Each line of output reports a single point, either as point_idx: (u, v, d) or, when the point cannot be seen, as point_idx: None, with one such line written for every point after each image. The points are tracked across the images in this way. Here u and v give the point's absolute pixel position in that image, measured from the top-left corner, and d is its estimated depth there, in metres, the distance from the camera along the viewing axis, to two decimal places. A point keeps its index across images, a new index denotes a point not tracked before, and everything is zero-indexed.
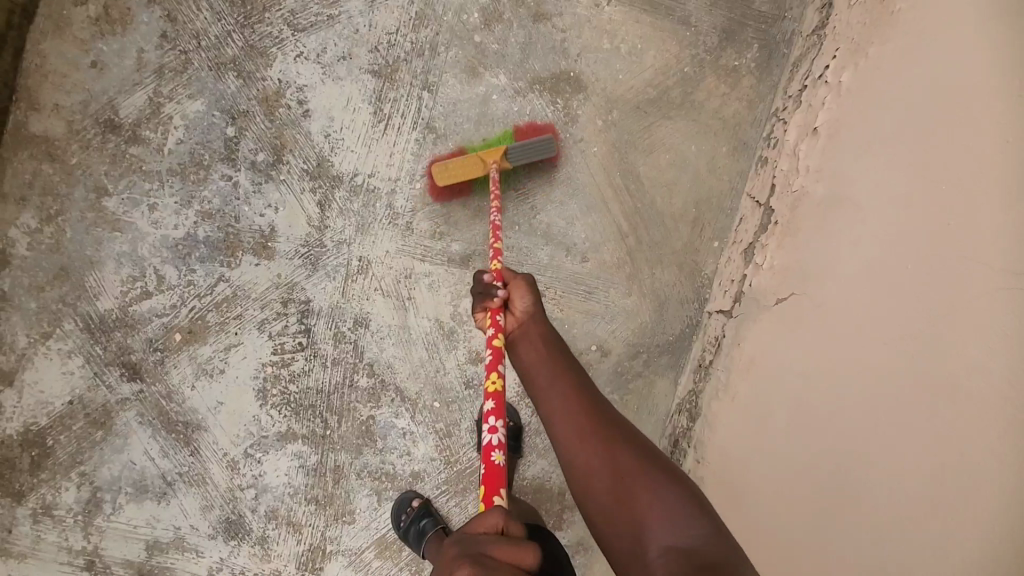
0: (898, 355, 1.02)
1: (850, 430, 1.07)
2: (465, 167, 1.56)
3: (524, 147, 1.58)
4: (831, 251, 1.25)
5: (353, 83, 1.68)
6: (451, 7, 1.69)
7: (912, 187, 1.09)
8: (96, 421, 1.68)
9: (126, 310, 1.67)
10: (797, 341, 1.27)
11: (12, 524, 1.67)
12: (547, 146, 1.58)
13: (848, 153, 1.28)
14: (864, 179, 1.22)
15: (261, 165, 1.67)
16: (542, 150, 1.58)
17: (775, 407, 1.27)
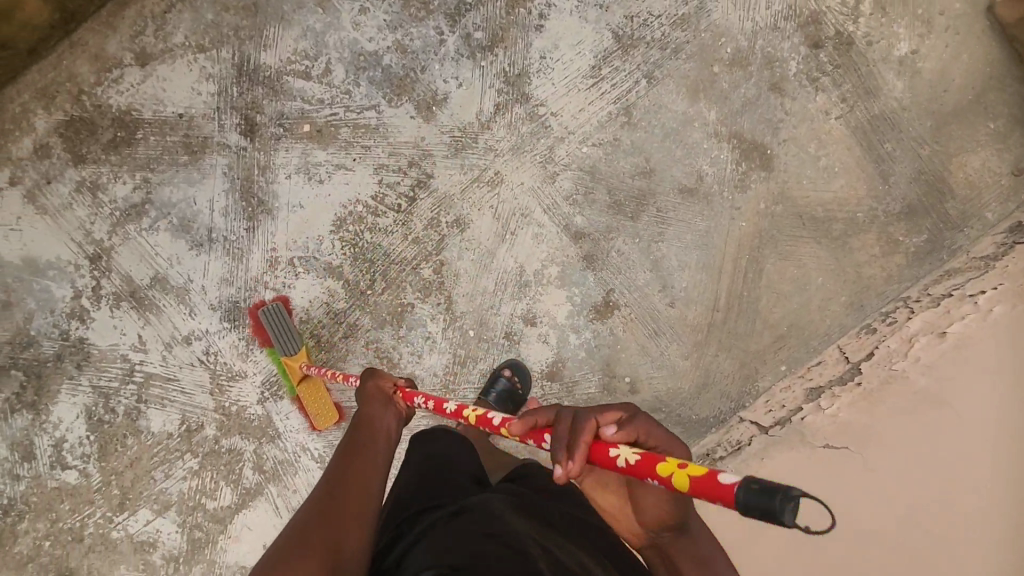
0: (903, 449, 1.30)
1: (850, 498, 1.29)
2: (310, 399, 1.72)
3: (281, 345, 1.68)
4: (901, 425, 1.34)
5: (594, 31, 1.70)
6: (713, 28, 1.71)
7: (969, 367, 1.34)
8: (189, 147, 1.68)
9: (280, 76, 1.68)
10: (829, 477, 1.35)
11: (52, 178, 1.68)
12: (276, 315, 1.67)
13: (967, 366, 1.34)
14: (966, 390, 1.30)
15: (474, 43, 1.69)
16: (281, 322, 1.67)
17: (779, 519, 1.35)
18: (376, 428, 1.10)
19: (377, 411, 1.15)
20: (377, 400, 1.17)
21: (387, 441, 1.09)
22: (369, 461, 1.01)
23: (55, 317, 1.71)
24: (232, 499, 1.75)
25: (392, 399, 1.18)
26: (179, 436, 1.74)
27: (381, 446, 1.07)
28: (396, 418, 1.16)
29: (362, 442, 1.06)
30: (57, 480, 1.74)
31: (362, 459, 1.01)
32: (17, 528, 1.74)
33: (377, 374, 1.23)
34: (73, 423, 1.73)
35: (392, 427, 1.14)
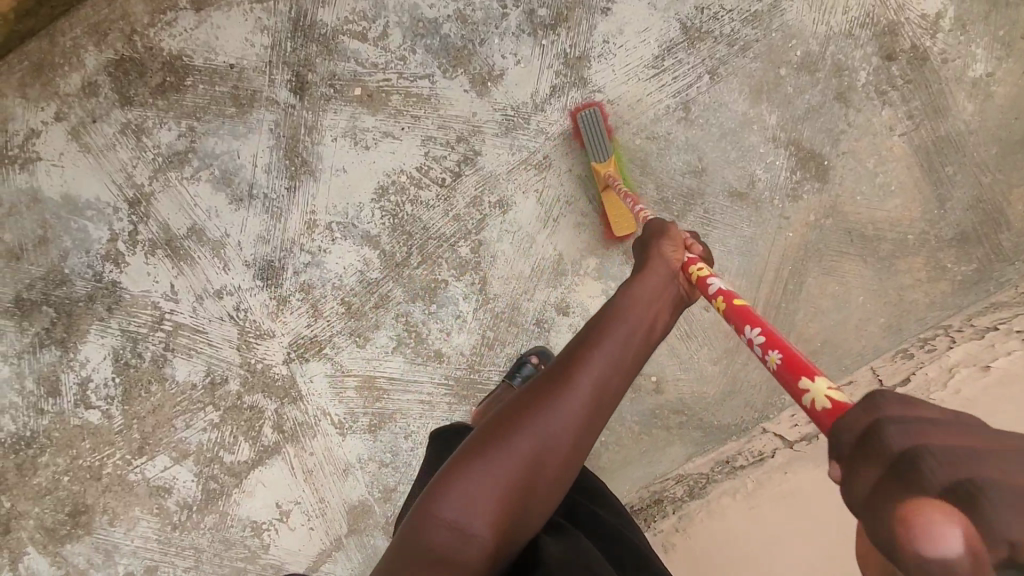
0: None
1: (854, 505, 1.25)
2: (614, 207, 1.64)
3: (591, 147, 1.63)
4: None
5: (661, 20, 1.65)
6: (785, 30, 1.65)
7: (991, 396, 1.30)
8: (238, 99, 1.65)
9: (336, 36, 1.64)
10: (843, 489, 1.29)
11: (98, 117, 1.67)
12: (593, 117, 1.62)
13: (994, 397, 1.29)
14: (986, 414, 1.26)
15: (536, 20, 1.64)
16: (595, 127, 1.63)
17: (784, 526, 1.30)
18: (634, 313, 0.93)
19: (648, 287, 0.99)
20: (654, 274, 1.02)
21: (641, 342, 0.92)
22: (608, 362, 0.87)
23: (90, 258, 1.71)
24: (249, 455, 1.77)
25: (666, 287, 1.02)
26: (203, 387, 1.75)
27: (638, 341, 0.91)
28: (665, 308, 0.99)
29: (615, 324, 0.92)
30: (80, 418, 1.76)
31: (601, 352, 0.88)
32: (38, 460, 1.77)
33: (665, 241, 1.10)
34: (100, 364, 1.75)
35: (655, 313, 0.96)
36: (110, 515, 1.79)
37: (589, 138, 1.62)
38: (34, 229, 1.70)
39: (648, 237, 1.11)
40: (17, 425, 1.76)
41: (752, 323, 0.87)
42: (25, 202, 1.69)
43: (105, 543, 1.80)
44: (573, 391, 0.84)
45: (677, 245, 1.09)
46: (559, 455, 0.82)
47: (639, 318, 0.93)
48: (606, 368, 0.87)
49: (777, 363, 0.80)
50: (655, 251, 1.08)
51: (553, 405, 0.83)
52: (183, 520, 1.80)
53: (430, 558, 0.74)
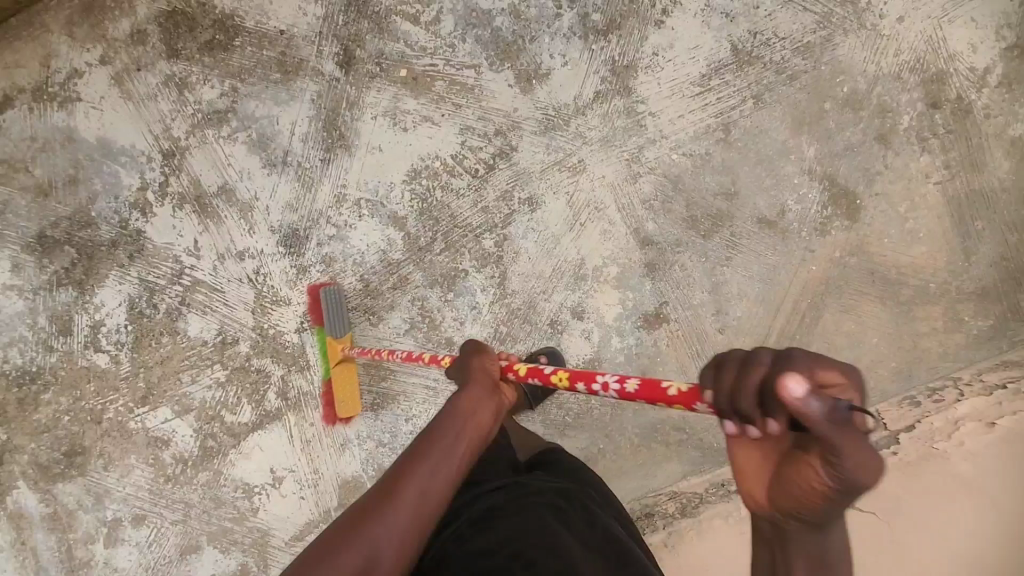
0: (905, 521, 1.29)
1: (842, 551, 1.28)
2: (343, 386, 1.72)
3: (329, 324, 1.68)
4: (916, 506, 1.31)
5: (713, 39, 1.64)
6: (836, 64, 1.65)
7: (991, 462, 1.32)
8: (284, 65, 1.66)
9: (389, 15, 1.65)
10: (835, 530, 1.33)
11: (143, 66, 1.68)
12: (332, 297, 1.67)
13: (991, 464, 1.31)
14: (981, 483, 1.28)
15: (589, 25, 1.64)
16: (337, 304, 1.68)
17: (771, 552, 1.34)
18: (459, 422, 0.94)
19: (477, 395, 1.00)
20: (479, 384, 1.03)
21: (467, 446, 0.93)
22: (440, 465, 0.88)
23: (118, 203, 1.72)
24: (250, 418, 1.78)
25: (491, 391, 1.03)
26: (213, 345, 1.76)
27: (466, 447, 0.93)
28: (493, 411, 1.01)
29: (444, 432, 0.92)
30: (88, 360, 1.78)
31: (433, 458, 0.88)
32: (41, 397, 1.79)
33: (481, 353, 1.11)
34: (114, 309, 1.76)
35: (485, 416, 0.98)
36: (106, 460, 1.81)
37: (330, 313, 1.67)
38: (66, 168, 1.71)
39: (467, 350, 1.12)
40: (25, 359, 1.78)
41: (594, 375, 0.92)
42: (61, 139, 1.70)
43: (97, 487, 1.82)
44: (404, 498, 0.83)
45: (495, 358, 1.11)
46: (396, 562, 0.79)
47: (465, 425, 0.94)
48: (438, 474, 0.87)
49: (637, 385, 0.85)
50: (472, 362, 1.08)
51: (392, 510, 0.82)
52: (177, 474, 1.81)
53: None
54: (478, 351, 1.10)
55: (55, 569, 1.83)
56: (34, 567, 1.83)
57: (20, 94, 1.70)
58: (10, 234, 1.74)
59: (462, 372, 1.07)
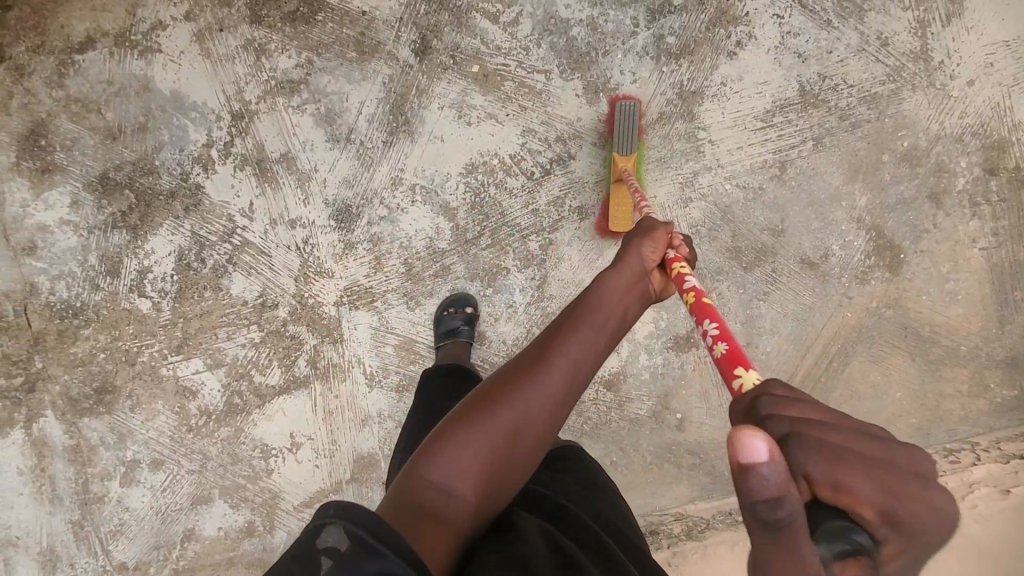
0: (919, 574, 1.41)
1: None
2: (616, 205, 1.64)
3: (618, 138, 1.63)
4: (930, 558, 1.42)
5: (784, 76, 1.65)
6: (900, 118, 1.65)
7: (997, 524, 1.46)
8: (360, 46, 1.69)
9: (469, 10, 1.67)
10: None
11: (224, 27, 1.71)
12: (626, 110, 1.62)
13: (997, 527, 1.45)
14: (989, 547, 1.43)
15: (663, 46, 1.66)
16: (628, 119, 1.63)
17: None
18: (604, 307, 1.07)
19: (620, 281, 1.12)
20: (629, 269, 1.15)
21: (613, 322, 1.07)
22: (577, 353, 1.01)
23: (182, 156, 1.76)
24: (279, 381, 1.83)
25: (637, 279, 1.14)
26: (253, 305, 1.81)
27: (608, 328, 1.06)
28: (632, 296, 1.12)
29: (587, 313, 1.06)
30: (130, 303, 1.83)
31: (578, 337, 1.03)
32: (80, 332, 1.85)
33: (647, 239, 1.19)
34: (164, 258, 1.81)
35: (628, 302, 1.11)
36: (133, 402, 1.87)
37: (625, 119, 1.62)
38: (136, 115, 1.76)
39: (631, 237, 1.20)
40: (70, 293, 1.84)
41: (711, 317, 0.95)
42: (136, 87, 1.75)
43: (121, 426, 1.87)
44: (552, 364, 0.98)
45: (656, 247, 1.18)
46: (534, 431, 0.95)
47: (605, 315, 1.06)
48: (578, 353, 1.00)
49: (720, 351, 0.88)
50: (633, 248, 1.17)
51: (533, 384, 0.96)
52: (200, 425, 1.86)
53: (421, 508, 0.84)
54: (645, 240, 1.17)
55: (70, 499, 1.89)
56: (50, 495, 1.89)
57: (103, 38, 1.75)
58: (74, 171, 1.80)
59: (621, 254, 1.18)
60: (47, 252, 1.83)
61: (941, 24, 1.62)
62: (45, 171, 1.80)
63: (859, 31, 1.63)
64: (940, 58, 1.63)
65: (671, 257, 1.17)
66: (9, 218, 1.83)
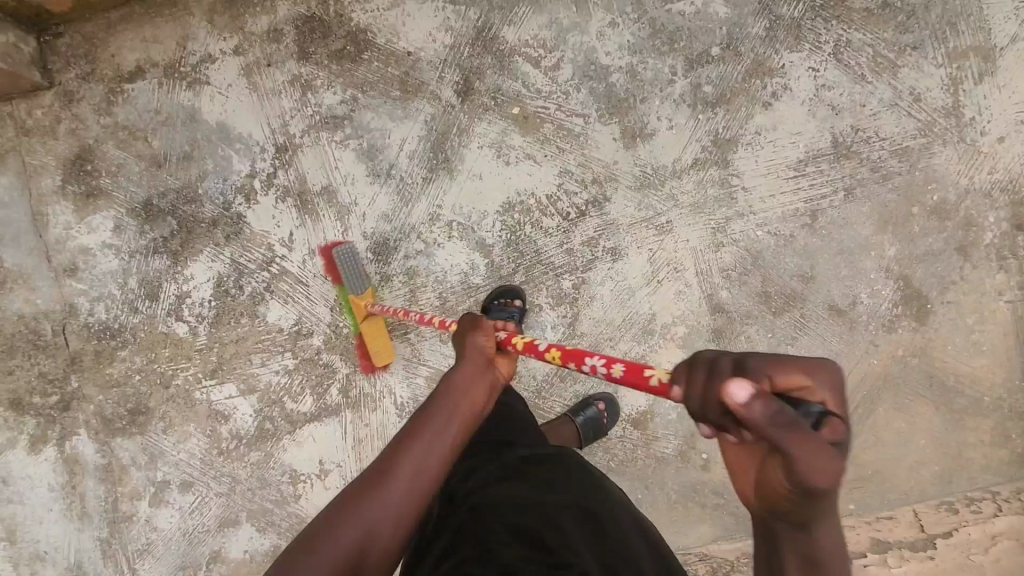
0: None
1: None
2: (373, 339, 1.76)
3: (351, 280, 1.73)
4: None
5: (818, 128, 1.69)
6: (930, 172, 1.69)
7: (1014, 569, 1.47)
8: (404, 85, 1.74)
9: (512, 54, 1.72)
10: None
11: (273, 62, 1.76)
12: (347, 256, 1.72)
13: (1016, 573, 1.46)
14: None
15: (700, 95, 1.70)
16: (352, 263, 1.73)
17: None
18: (452, 399, 1.03)
19: (469, 374, 1.09)
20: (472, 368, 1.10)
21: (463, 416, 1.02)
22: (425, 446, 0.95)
23: (225, 186, 1.80)
24: (310, 408, 1.86)
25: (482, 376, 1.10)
26: (288, 333, 1.84)
27: (457, 424, 1.00)
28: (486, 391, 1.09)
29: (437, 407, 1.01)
30: (168, 327, 1.87)
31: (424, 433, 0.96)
32: (116, 354, 1.88)
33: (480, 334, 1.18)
34: (202, 284, 1.85)
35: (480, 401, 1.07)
36: (166, 424, 1.90)
37: (348, 268, 1.72)
38: (182, 145, 1.81)
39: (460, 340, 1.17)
40: (109, 315, 1.88)
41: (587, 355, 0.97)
42: (183, 117, 1.80)
43: (153, 447, 1.90)
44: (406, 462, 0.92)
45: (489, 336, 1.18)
46: (382, 540, 0.85)
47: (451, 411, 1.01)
48: (432, 446, 0.95)
49: (619, 372, 0.89)
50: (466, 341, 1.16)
51: (382, 486, 0.89)
52: (231, 449, 1.89)
53: None
54: (476, 329, 1.17)
55: (99, 517, 1.91)
56: (79, 512, 1.92)
57: (152, 68, 1.79)
58: (118, 196, 1.84)
59: (460, 350, 1.16)
60: (88, 274, 1.87)
61: (974, 82, 1.66)
62: (90, 196, 1.84)
63: (892, 86, 1.67)
64: (971, 115, 1.67)
65: (503, 336, 1.19)
66: (53, 240, 1.86)
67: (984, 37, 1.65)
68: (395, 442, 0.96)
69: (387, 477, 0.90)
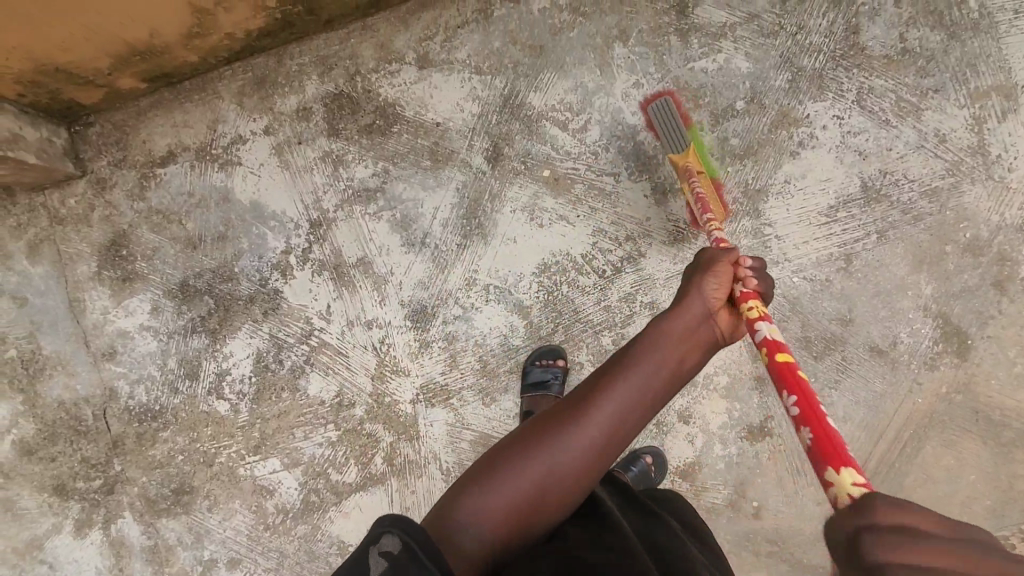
0: None
1: None
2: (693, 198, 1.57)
3: (665, 138, 1.63)
4: None
5: (845, 174, 1.71)
6: (960, 210, 1.70)
7: None
8: (435, 155, 1.77)
9: (539, 118, 1.74)
10: None
11: (303, 140, 1.79)
12: (661, 105, 1.65)
13: None
14: None
15: (727, 148, 1.72)
16: (666, 115, 1.65)
17: None
18: (664, 343, 1.03)
19: (679, 328, 1.06)
20: (687, 315, 1.07)
21: (664, 372, 1.02)
22: (623, 395, 0.98)
23: (261, 263, 1.82)
24: (355, 478, 1.85)
25: (694, 329, 1.07)
26: (329, 405, 1.84)
27: (659, 379, 1.01)
28: (690, 349, 1.06)
29: (649, 349, 1.03)
30: (209, 406, 1.87)
31: (624, 384, 0.99)
32: (158, 435, 1.88)
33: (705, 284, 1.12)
34: (242, 360, 1.85)
35: (682, 360, 1.04)
36: (210, 502, 1.89)
37: (663, 119, 1.64)
38: (216, 225, 1.82)
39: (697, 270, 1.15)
40: (149, 397, 1.88)
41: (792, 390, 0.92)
42: (216, 198, 1.82)
43: (199, 526, 1.89)
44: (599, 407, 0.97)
45: (722, 284, 1.13)
46: (566, 478, 0.94)
47: (653, 366, 1.01)
48: (628, 397, 0.98)
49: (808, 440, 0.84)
50: (697, 285, 1.12)
51: (573, 430, 0.95)
52: (277, 523, 1.88)
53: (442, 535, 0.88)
54: (710, 273, 1.13)
55: None
56: None
57: (184, 152, 1.82)
58: (154, 278, 1.85)
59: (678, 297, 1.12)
60: (126, 356, 1.87)
61: (997, 120, 1.68)
62: (126, 280, 1.86)
63: (916, 130, 1.70)
64: (997, 152, 1.69)
65: (741, 293, 1.13)
66: (91, 325, 1.87)
67: (1005, 76, 1.67)
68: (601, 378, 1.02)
69: (581, 413, 0.97)
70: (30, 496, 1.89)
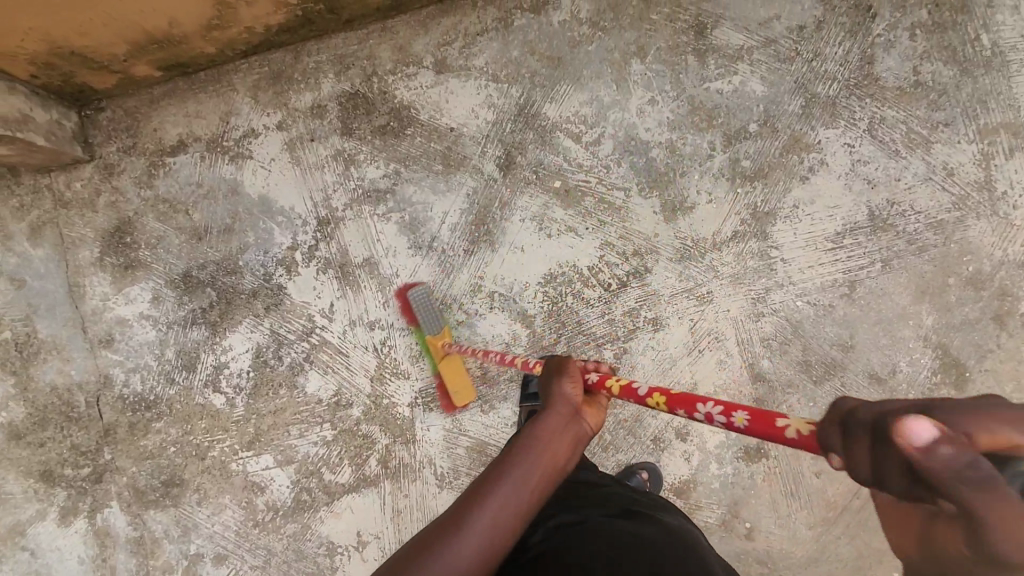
0: None
1: None
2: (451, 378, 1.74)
3: (426, 321, 1.73)
4: None
5: (853, 201, 1.73)
6: (964, 243, 1.72)
7: None
8: (447, 159, 1.77)
9: (553, 129, 1.75)
10: None
11: (316, 137, 1.79)
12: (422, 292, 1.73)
13: None
14: None
15: (738, 169, 1.73)
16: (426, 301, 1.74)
17: None
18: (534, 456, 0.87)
19: (552, 427, 0.93)
20: (559, 413, 0.96)
21: (546, 464, 0.87)
22: (504, 500, 0.81)
23: (267, 258, 1.81)
24: (348, 479, 1.84)
25: (569, 421, 0.95)
26: (327, 404, 1.83)
27: (540, 476, 0.86)
28: (567, 443, 0.92)
29: (525, 451, 0.88)
30: (205, 399, 1.85)
31: (501, 486, 0.82)
32: (151, 425, 1.86)
33: (563, 378, 1.03)
34: (241, 355, 1.84)
35: (564, 454, 0.90)
36: (200, 496, 1.87)
37: (423, 307, 1.72)
38: (223, 218, 1.81)
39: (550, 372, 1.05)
40: (144, 387, 1.86)
41: (700, 400, 0.86)
42: (225, 190, 1.81)
43: (187, 520, 1.86)
44: (470, 538, 0.76)
45: (578, 383, 1.03)
46: None
47: (535, 462, 0.86)
48: (506, 506, 0.81)
49: (744, 421, 0.77)
50: (552, 387, 1.01)
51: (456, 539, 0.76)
52: (267, 520, 1.86)
53: None
54: (564, 374, 1.02)
55: None
56: None
57: (195, 143, 1.81)
58: (157, 267, 1.84)
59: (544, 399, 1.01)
60: (124, 345, 1.86)
61: (1005, 157, 1.70)
62: (129, 267, 1.84)
63: (925, 162, 1.71)
64: (1003, 188, 1.71)
65: (596, 378, 1.04)
66: (89, 311, 1.86)
67: (1014, 114, 1.69)
68: (475, 484, 0.84)
69: (460, 522, 0.78)
70: (17, 480, 1.86)
